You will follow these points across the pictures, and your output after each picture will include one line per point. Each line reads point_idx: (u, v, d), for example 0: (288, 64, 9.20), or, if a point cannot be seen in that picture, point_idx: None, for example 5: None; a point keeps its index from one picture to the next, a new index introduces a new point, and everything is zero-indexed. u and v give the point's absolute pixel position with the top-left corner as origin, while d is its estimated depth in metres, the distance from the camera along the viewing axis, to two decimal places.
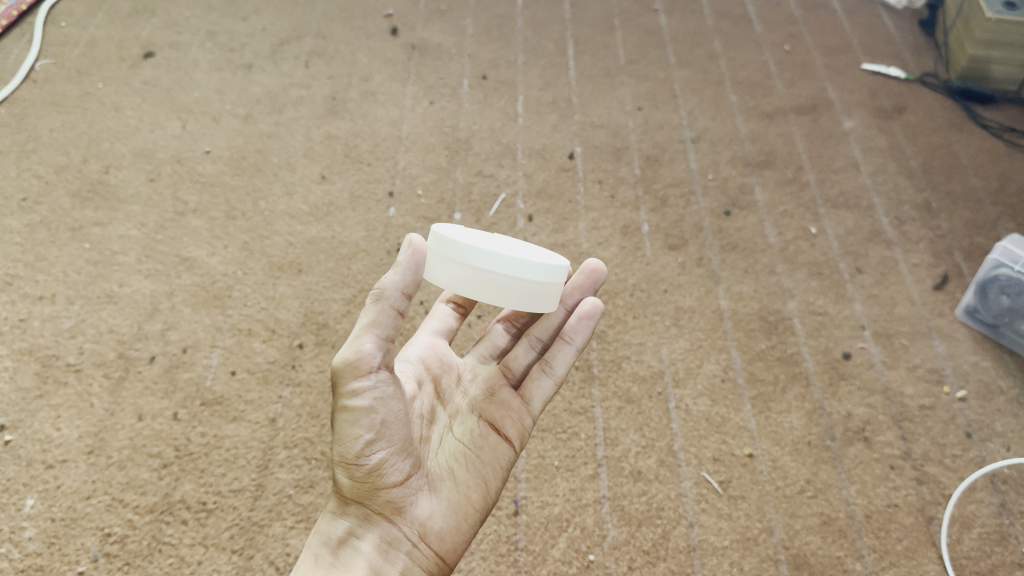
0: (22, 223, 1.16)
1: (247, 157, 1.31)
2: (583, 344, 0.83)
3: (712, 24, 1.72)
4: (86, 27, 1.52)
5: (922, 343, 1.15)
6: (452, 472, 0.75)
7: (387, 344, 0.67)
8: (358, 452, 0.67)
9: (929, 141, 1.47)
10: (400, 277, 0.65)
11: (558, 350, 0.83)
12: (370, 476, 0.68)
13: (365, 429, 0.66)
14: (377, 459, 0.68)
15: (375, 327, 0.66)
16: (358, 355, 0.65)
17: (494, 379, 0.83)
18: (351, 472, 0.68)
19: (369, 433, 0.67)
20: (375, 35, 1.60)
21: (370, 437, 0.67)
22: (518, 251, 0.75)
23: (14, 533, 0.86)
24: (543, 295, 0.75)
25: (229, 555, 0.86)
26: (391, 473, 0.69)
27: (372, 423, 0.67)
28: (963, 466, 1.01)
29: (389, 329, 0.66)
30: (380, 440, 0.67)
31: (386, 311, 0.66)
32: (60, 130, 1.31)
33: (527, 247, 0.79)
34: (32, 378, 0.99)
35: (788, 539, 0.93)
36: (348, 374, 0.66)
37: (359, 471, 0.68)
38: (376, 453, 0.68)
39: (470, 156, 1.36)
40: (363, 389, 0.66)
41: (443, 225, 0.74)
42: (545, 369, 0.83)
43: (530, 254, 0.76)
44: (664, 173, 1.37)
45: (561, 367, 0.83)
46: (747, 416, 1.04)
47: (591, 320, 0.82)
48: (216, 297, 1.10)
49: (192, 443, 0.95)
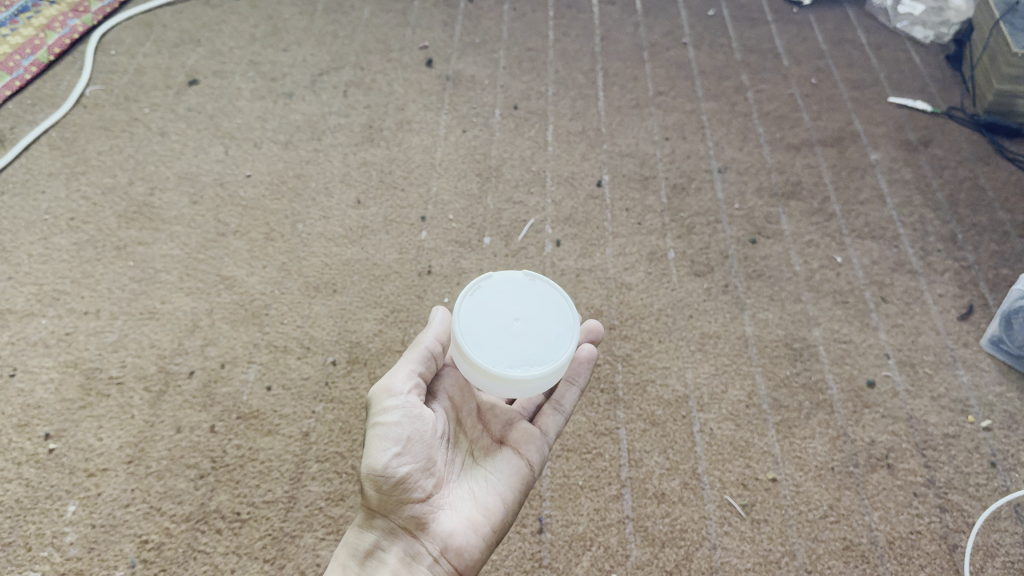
0: (70, 241, 1.21)
1: (286, 181, 1.36)
2: (585, 383, 0.90)
3: (740, 58, 1.75)
4: (134, 56, 1.59)
5: (946, 372, 1.15)
6: (474, 493, 0.78)
7: (420, 380, 0.76)
8: (384, 464, 0.70)
9: (955, 174, 1.48)
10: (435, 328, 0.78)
11: (565, 389, 0.89)
12: (392, 490, 0.71)
13: (391, 441, 0.70)
14: (401, 473, 0.71)
15: (412, 360, 0.76)
16: (392, 378, 0.74)
17: (512, 411, 0.87)
18: (373, 485, 0.71)
19: (394, 446, 0.71)
20: (411, 67, 1.65)
21: (396, 450, 0.71)
22: (519, 342, 0.75)
23: (56, 538, 0.89)
24: (538, 387, 0.76)
25: (261, 564, 0.89)
26: (414, 490, 0.72)
27: (399, 437, 0.71)
28: (987, 495, 1.01)
29: (423, 366, 0.76)
30: (404, 455, 0.71)
31: (422, 348, 0.77)
32: (108, 153, 1.37)
33: (555, 332, 0.77)
34: (77, 390, 1.02)
35: (810, 563, 0.94)
36: (381, 395, 0.73)
37: (385, 483, 0.70)
38: (402, 467, 0.71)
39: (501, 182, 1.40)
40: (391, 406, 0.72)
41: (458, 316, 0.77)
42: (556, 406, 0.89)
43: (529, 345, 0.75)
44: (690, 202, 1.39)
45: (569, 406, 0.90)
46: (770, 441, 1.05)
47: (589, 363, 0.90)
48: (254, 315, 1.13)
49: (228, 455, 0.98)
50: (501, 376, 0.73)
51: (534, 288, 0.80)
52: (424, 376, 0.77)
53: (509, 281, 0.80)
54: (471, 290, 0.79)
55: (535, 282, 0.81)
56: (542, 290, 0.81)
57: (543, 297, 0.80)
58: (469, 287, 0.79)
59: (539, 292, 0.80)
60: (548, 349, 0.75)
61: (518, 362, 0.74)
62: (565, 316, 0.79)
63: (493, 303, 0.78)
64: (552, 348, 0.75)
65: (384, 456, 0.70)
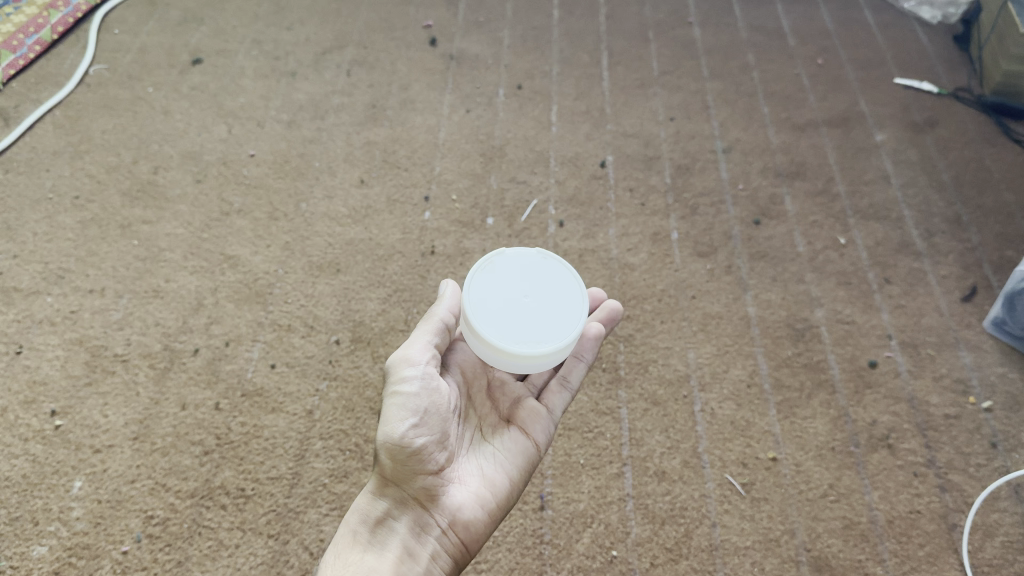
0: (75, 220, 1.22)
1: (289, 161, 1.36)
2: (593, 360, 0.90)
3: (746, 38, 1.74)
4: (138, 34, 1.58)
5: (949, 354, 1.15)
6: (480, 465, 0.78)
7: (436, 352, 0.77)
8: (401, 434, 0.70)
9: (961, 155, 1.47)
10: (446, 304, 0.79)
11: (572, 366, 0.89)
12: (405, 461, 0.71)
13: (409, 411, 0.70)
14: (417, 443, 0.71)
15: (428, 331, 0.77)
16: (410, 349, 0.75)
17: (522, 388, 0.87)
18: (388, 455, 0.71)
19: (411, 417, 0.71)
20: (415, 46, 1.64)
21: (413, 422, 0.71)
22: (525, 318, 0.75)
23: (62, 513, 0.90)
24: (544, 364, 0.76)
25: (266, 539, 0.90)
26: (429, 462, 0.72)
27: (415, 408, 0.71)
28: (987, 475, 1.02)
29: (438, 337, 0.77)
30: (421, 427, 0.71)
31: (437, 321, 0.78)
32: (112, 133, 1.37)
33: (564, 312, 0.77)
34: (82, 367, 1.03)
35: (810, 541, 0.94)
36: (399, 365, 0.73)
37: (400, 454, 0.71)
38: (418, 439, 0.71)
39: (504, 162, 1.40)
40: (409, 377, 0.72)
41: (470, 291, 0.77)
42: (563, 383, 0.89)
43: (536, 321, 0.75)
44: (694, 182, 1.39)
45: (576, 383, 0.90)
46: (771, 420, 1.05)
47: (597, 341, 0.89)
48: (258, 294, 1.14)
49: (232, 431, 0.98)
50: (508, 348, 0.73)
51: (546, 266, 0.80)
52: (439, 347, 0.77)
53: (522, 258, 0.80)
54: (485, 265, 0.79)
55: (547, 261, 0.81)
56: (554, 269, 0.81)
57: (555, 277, 0.80)
58: (482, 262, 0.79)
59: (550, 272, 0.80)
60: (557, 329, 0.75)
61: (526, 339, 0.74)
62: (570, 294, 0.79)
63: (506, 276, 0.77)
64: (561, 329, 0.75)
65: (400, 425, 0.70)
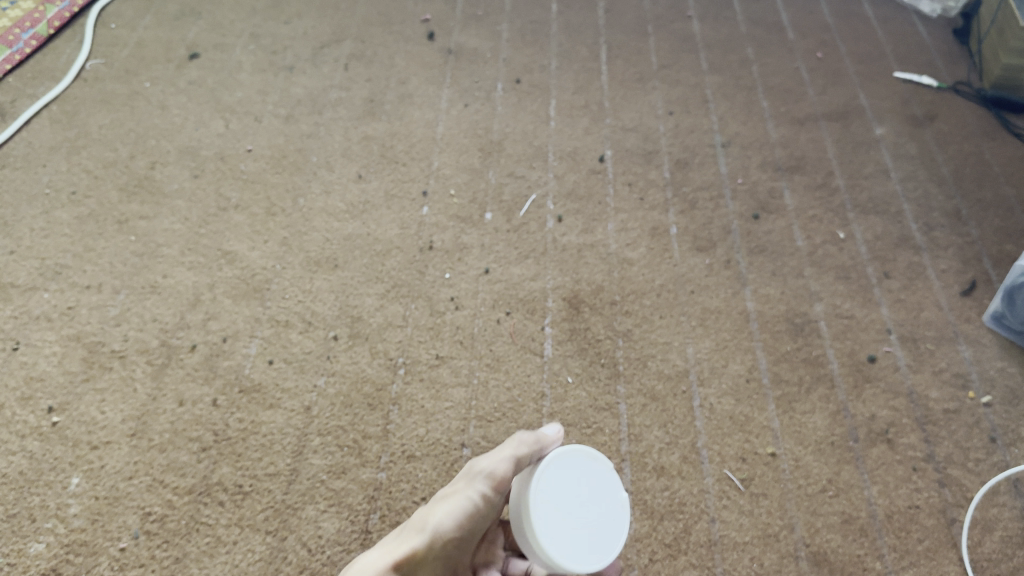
0: (72, 215, 1.21)
1: (287, 156, 1.35)
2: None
3: (746, 32, 1.74)
4: (134, 29, 1.58)
5: (948, 348, 1.15)
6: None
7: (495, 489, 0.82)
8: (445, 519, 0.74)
9: (960, 149, 1.47)
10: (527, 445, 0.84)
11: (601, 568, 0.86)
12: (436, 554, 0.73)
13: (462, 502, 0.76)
14: (452, 540, 0.75)
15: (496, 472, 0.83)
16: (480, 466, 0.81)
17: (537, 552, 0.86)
18: (426, 540, 0.73)
19: (457, 513, 0.76)
20: (413, 40, 1.63)
21: (456, 518, 0.75)
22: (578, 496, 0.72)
23: (60, 509, 0.89)
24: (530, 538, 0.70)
25: (264, 536, 0.89)
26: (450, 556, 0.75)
27: (464, 511, 0.76)
28: (987, 470, 1.02)
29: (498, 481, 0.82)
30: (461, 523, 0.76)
31: (523, 438, 0.80)
32: (109, 128, 1.36)
33: (589, 532, 0.70)
34: (79, 363, 1.03)
35: (808, 536, 0.94)
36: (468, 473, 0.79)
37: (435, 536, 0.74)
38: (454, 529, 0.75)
39: (502, 157, 1.39)
40: (474, 478, 0.78)
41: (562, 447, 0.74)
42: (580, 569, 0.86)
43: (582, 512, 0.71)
44: (693, 177, 1.39)
45: None
46: (770, 415, 1.05)
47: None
48: (256, 290, 1.14)
49: (230, 428, 0.98)
50: (533, 500, 0.70)
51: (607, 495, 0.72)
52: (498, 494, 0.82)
53: (605, 482, 0.73)
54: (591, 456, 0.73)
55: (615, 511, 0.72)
56: (607, 517, 0.71)
57: (606, 519, 0.71)
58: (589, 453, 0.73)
59: (607, 513, 0.72)
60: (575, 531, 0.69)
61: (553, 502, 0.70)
62: (618, 524, 0.72)
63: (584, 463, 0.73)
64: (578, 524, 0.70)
65: (443, 518, 0.75)
